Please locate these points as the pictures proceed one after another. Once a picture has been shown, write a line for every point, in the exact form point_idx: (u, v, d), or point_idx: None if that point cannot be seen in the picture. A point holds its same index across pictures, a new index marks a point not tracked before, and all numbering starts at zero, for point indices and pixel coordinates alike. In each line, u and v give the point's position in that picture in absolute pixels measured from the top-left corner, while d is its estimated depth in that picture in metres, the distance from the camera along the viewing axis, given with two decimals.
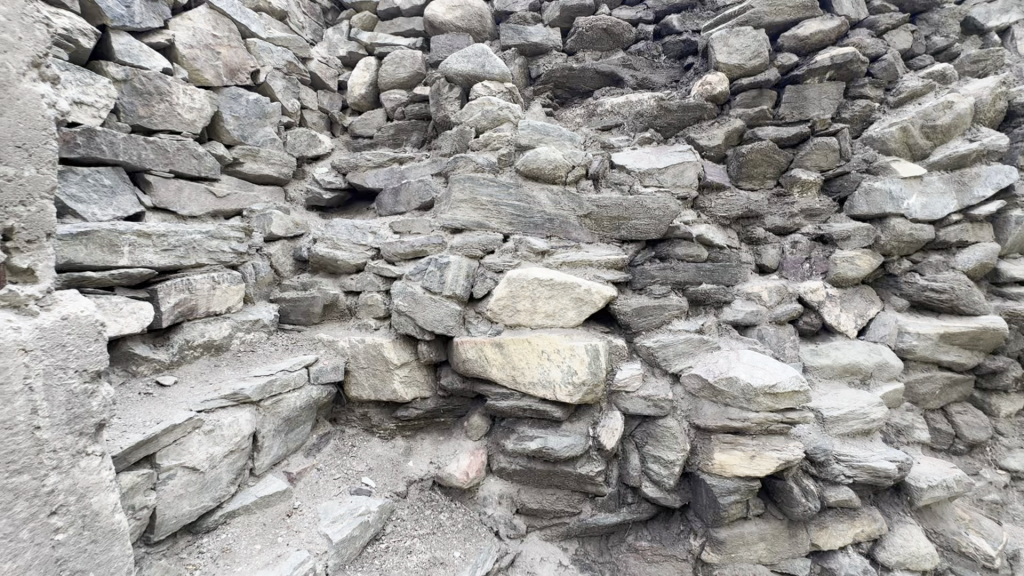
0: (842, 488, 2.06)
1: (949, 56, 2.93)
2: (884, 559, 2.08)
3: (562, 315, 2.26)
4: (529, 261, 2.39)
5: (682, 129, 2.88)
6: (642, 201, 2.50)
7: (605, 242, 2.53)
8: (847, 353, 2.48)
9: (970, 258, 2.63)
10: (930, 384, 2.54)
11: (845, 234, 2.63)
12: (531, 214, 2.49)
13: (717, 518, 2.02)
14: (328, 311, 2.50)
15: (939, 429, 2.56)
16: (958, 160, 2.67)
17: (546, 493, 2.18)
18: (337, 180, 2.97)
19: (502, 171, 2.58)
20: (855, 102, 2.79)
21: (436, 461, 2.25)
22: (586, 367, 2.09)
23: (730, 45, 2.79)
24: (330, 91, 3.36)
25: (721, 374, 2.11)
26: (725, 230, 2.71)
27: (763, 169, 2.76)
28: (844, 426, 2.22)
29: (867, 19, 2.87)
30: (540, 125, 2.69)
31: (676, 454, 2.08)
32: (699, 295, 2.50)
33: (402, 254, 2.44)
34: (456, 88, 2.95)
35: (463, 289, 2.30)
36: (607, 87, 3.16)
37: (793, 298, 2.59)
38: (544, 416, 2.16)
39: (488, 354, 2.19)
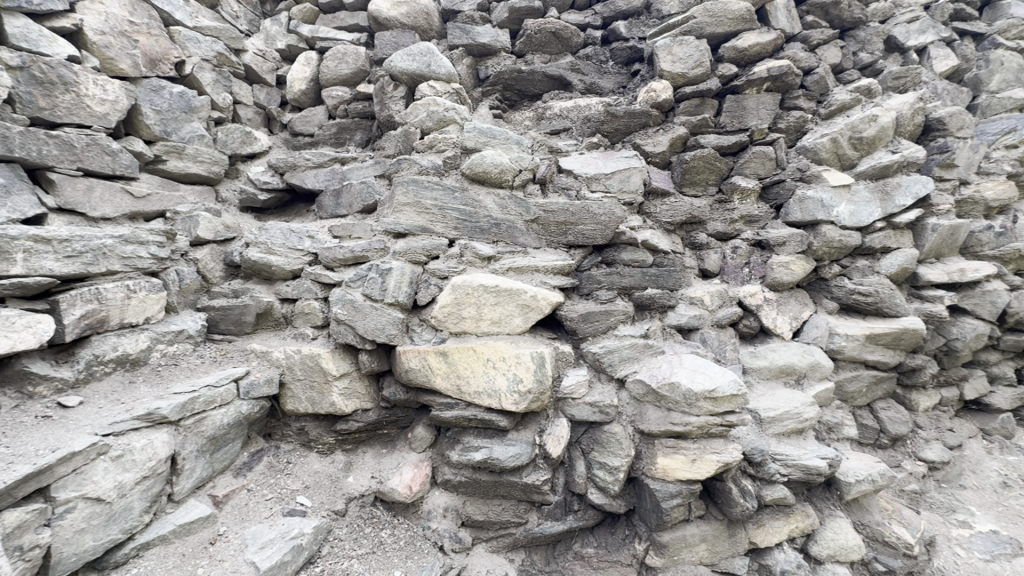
0: (777, 487, 2.13)
1: (874, 72, 3.11)
2: (815, 553, 2.17)
3: (508, 322, 2.23)
4: (474, 267, 2.34)
5: (628, 135, 2.91)
6: (588, 206, 2.49)
7: (552, 247, 2.51)
8: (782, 354, 2.58)
9: (892, 263, 2.79)
10: (858, 383, 2.68)
11: (781, 239, 2.73)
12: (476, 219, 2.43)
13: (660, 522, 2.04)
14: (261, 320, 2.36)
15: (866, 425, 2.70)
16: (881, 170, 2.83)
17: (492, 504, 2.14)
18: (274, 180, 2.81)
19: (448, 174, 2.52)
20: (789, 113, 2.91)
21: (378, 475, 2.16)
22: (532, 375, 2.07)
23: (674, 54, 2.85)
24: (267, 85, 3.18)
25: (664, 379, 2.13)
26: (669, 236, 2.76)
27: (705, 176, 2.83)
28: (779, 426, 2.30)
29: (801, 34, 2.99)
30: (487, 127, 2.61)
31: (620, 459, 2.09)
32: (643, 299, 2.53)
33: (341, 260, 2.33)
34: (401, 87, 2.86)
35: (406, 296, 2.22)
36: (555, 91, 3.16)
37: (733, 301, 2.66)
38: (490, 425, 2.12)
39: (433, 363, 2.13)
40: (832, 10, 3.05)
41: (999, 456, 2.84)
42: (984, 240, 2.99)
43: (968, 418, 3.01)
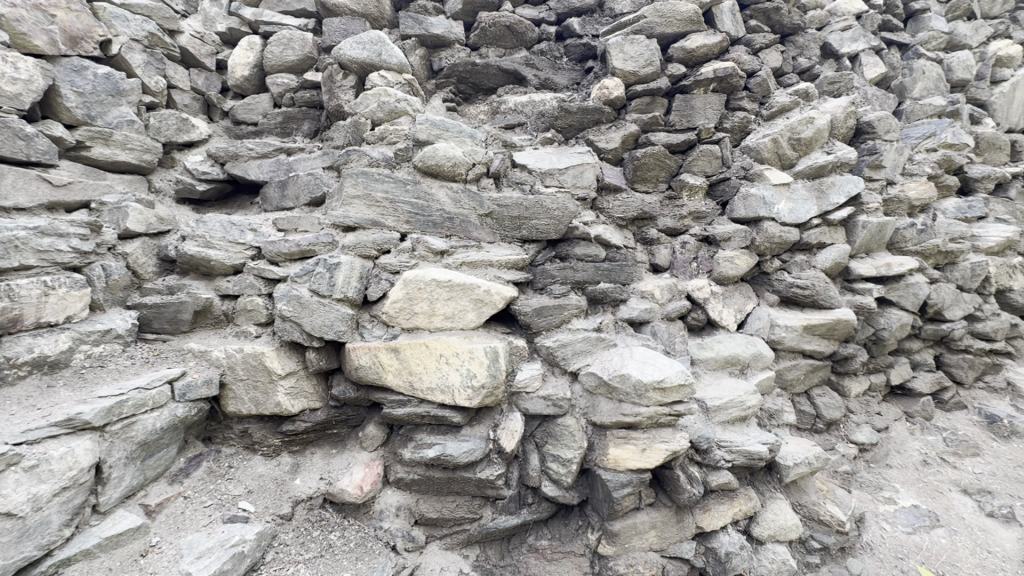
0: (722, 472, 2.22)
1: (811, 76, 3.28)
2: (757, 534, 2.28)
3: (462, 317, 2.21)
4: (427, 261, 2.30)
5: (581, 131, 2.94)
6: (542, 201, 2.50)
7: (507, 242, 2.51)
8: (727, 346, 2.68)
9: (828, 257, 2.95)
10: (796, 371, 2.83)
11: (727, 235, 2.84)
12: (429, 213, 2.39)
13: (611, 511, 2.08)
14: (200, 318, 2.23)
15: (803, 411, 2.86)
16: (817, 170, 3.00)
17: (446, 501, 2.12)
18: (213, 170, 2.66)
19: (399, 166, 2.46)
20: (734, 113, 3.02)
21: (327, 476, 2.09)
22: (485, 370, 2.06)
23: (625, 52, 2.90)
24: (206, 70, 3.01)
25: (615, 371, 2.17)
26: (622, 231, 2.81)
27: (655, 173, 2.90)
28: (724, 414, 2.39)
29: (745, 37, 3.11)
30: (439, 120, 2.56)
31: (573, 451, 2.11)
32: (597, 293, 2.57)
33: (286, 254, 2.22)
34: (350, 77, 2.77)
35: (356, 292, 2.15)
36: (510, 85, 3.16)
37: (682, 295, 2.75)
38: (443, 422, 2.09)
39: (383, 360, 2.08)
40: (773, 16, 3.18)
41: (920, 436, 3.07)
42: (908, 236, 3.21)
43: (893, 402, 3.23)
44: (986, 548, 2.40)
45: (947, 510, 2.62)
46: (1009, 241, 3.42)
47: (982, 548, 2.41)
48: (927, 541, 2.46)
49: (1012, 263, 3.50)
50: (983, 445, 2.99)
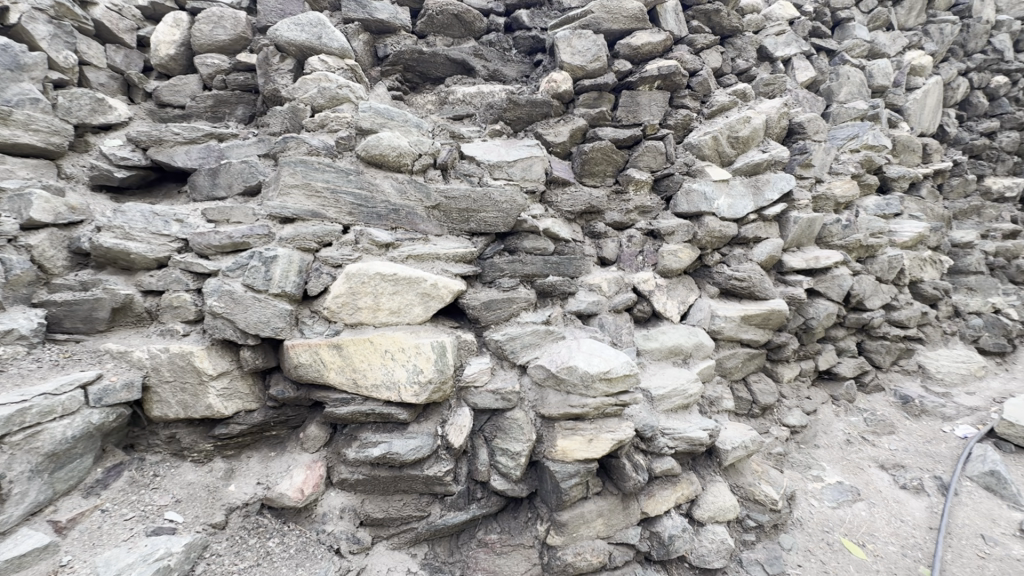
0: (665, 459, 2.30)
1: (748, 78, 3.42)
2: (698, 516, 2.37)
3: (408, 311, 2.16)
4: (370, 254, 2.22)
5: (530, 124, 2.93)
6: (490, 194, 2.47)
7: (455, 235, 2.47)
8: (671, 336, 2.77)
9: (763, 251, 3.11)
10: (735, 359, 2.97)
11: (670, 229, 2.93)
12: (373, 204, 2.31)
13: (559, 502, 2.10)
14: (119, 316, 2.06)
15: (741, 397, 3.00)
16: (753, 167, 3.15)
17: (392, 500, 2.07)
18: (135, 156, 2.45)
19: (341, 155, 2.36)
20: (677, 111, 3.11)
21: (265, 481, 1.99)
22: (432, 365, 2.02)
23: (573, 47, 2.91)
24: (125, 47, 2.77)
25: (562, 363, 2.19)
26: (570, 224, 2.84)
27: (603, 168, 2.94)
28: (668, 402, 2.47)
29: (687, 37, 3.19)
30: (383, 108, 2.49)
31: (522, 444, 2.11)
32: (545, 287, 2.58)
33: (218, 247, 2.08)
34: (288, 60, 2.62)
35: (295, 287, 2.05)
36: (458, 75, 3.11)
37: (628, 288, 2.81)
38: (388, 419, 2.04)
39: (325, 357, 1.99)
40: (714, 17, 3.28)
41: (845, 417, 3.30)
42: (834, 231, 3.43)
43: (821, 386, 3.45)
44: (900, 518, 2.61)
45: (868, 485, 2.83)
46: (921, 236, 3.73)
47: (896, 517, 2.62)
48: (849, 514, 2.65)
49: (922, 256, 3.82)
50: (898, 424, 3.25)
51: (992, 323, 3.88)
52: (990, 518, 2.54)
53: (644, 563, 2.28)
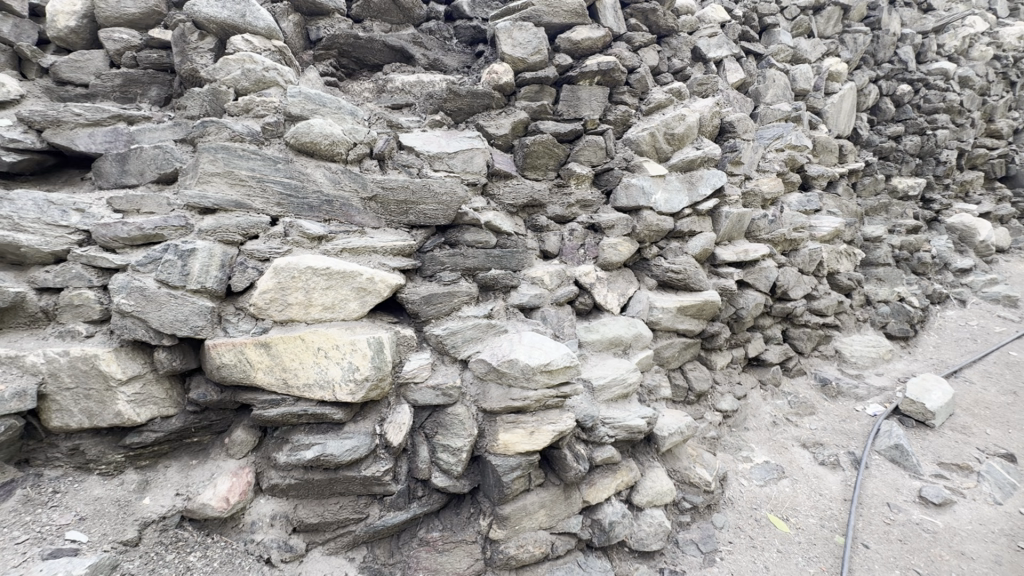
0: (606, 448, 2.36)
1: (684, 77, 3.54)
2: (638, 501, 2.45)
3: (343, 307, 2.07)
4: (301, 247, 2.11)
5: (471, 116, 2.88)
6: (429, 185, 2.42)
7: (393, 227, 2.39)
8: (611, 328, 2.83)
9: (697, 244, 3.25)
10: (672, 348, 3.08)
11: (610, 223, 2.99)
12: (304, 194, 2.19)
13: (502, 495, 2.10)
14: (8, 317, 1.83)
15: (678, 384, 3.12)
16: (688, 164, 3.27)
17: (328, 503, 1.98)
18: (26, 138, 2.18)
19: (269, 142, 2.22)
20: (617, 107, 3.17)
21: (185, 491, 1.85)
22: (369, 362, 1.95)
23: (513, 38, 2.88)
24: (14, 16, 2.47)
25: (503, 357, 2.19)
26: (512, 217, 2.83)
27: (545, 161, 2.94)
28: (608, 392, 2.53)
29: (626, 34, 3.25)
30: (314, 93, 2.36)
31: (463, 439, 2.09)
32: (487, 280, 2.56)
33: (126, 239, 1.90)
34: (208, 38, 2.42)
35: (217, 282, 1.91)
36: (397, 63, 3.01)
37: (570, 281, 2.84)
38: (323, 420, 1.95)
39: (252, 357, 1.87)
40: (651, 16, 3.36)
41: (771, 401, 3.52)
42: (762, 226, 3.64)
43: (751, 372, 3.66)
44: (819, 492, 2.82)
45: (791, 463, 3.03)
46: (837, 230, 4.04)
47: (816, 492, 2.82)
48: (775, 491, 2.83)
49: (839, 249, 4.13)
50: (817, 405, 3.51)
51: (897, 310, 4.26)
52: (894, 488, 2.81)
53: (586, 550, 2.33)
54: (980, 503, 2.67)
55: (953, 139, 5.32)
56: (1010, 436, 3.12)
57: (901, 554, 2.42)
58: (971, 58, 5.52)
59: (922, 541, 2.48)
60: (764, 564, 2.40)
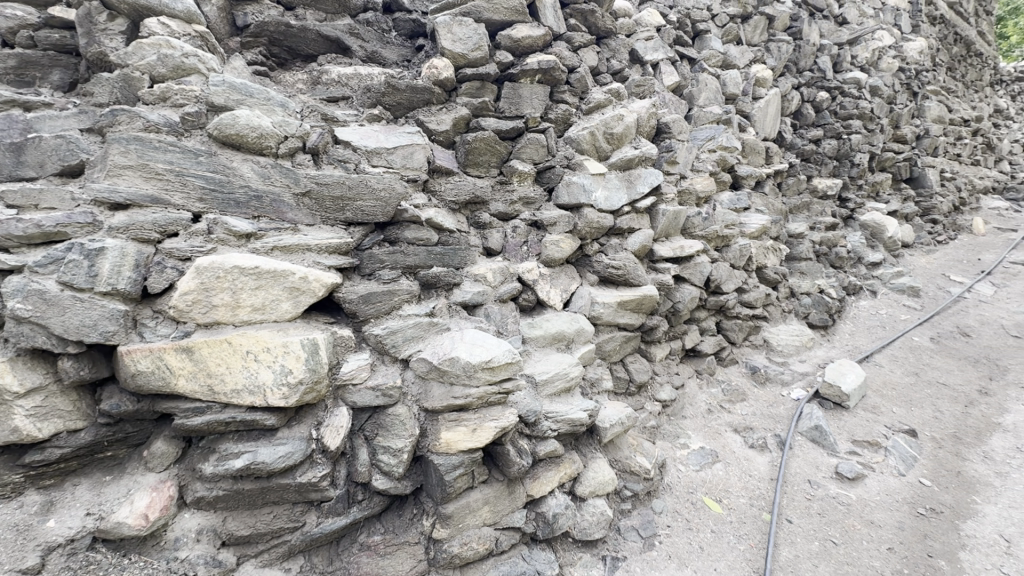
0: (548, 441, 2.41)
1: (622, 78, 3.65)
2: (580, 492, 2.51)
3: (274, 308, 1.97)
4: (228, 245, 2.00)
5: (411, 110, 2.82)
6: (367, 181, 2.35)
7: (329, 225, 2.30)
8: (554, 323, 2.88)
9: (636, 241, 3.37)
10: (613, 342, 3.18)
11: (552, 220, 3.04)
12: (230, 189, 2.08)
13: (444, 494, 2.10)
14: None
15: (619, 376, 3.22)
16: (626, 163, 3.39)
17: (260, 514, 1.90)
18: None
19: (189, 134, 2.08)
20: (557, 105, 3.22)
21: (97, 510, 1.69)
22: (303, 365, 1.88)
23: (453, 33, 2.84)
24: None
25: (444, 355, 2.18)
26: (454, 214, 2.81)
27: (487, 158, 2.94)
28: (551, 387, 2.58)
29: (566, 34, 3.30)
30: (240, 83, 2.24)
31: (404, 440, 2.07)
32: (429, 278, 2.54)
33: (22, 237, 1.70)
34: (119, 19, 2.22)
35: (130, 284, 1.78)
36: (332, 54, 2.91)
37: (513, 277, 2.86)
38: (254, 426, 1.86)
39: (171, 363, 1.75)
40: (589, 18, 3.43)
41: (707, 389, 3.70)
42: (696, 223, 3.82)
43: (688, 362, 3.83)
44: (749, 473, 3.00)
45: (724, 447, 3.20)
46: (764, 227, 4.30)
47: (746, 473, 3.00)
48: (709, 474, 2.98)
49: (766, 245, 4.40)
50: (748, 392, 3.72)
51: (818, 302, 4.60)
52: (814, 466, 3.04)
53: (530, 543, 2.37)
54: (886, 476, 2.94)
55: (866, 143, 5.78)
56: (912, 413, 3.45)
57: (820, 527, 2.63)
58: (880, 69, 6.01)
59: (838, 513, 2.70)
60: (700, 544, 2.54)
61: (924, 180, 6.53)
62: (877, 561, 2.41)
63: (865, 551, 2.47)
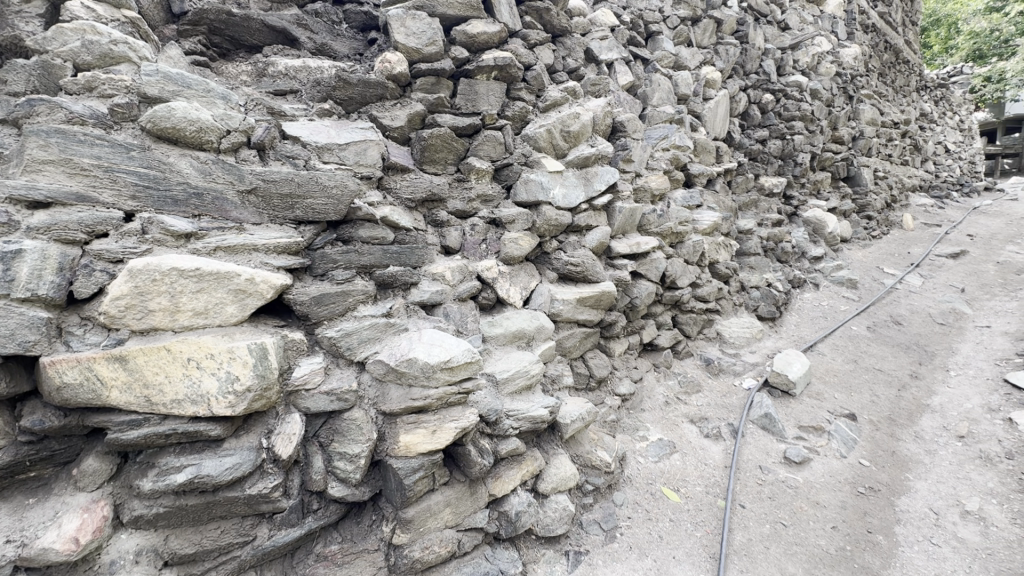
0: (509, 440, 2.41)
1: (578, 77, 3.68)
2: (543, 489, 2.53)
3: (219, 312, 1.86)
4: (165, 246, 1.88)
5: (364, 105, 2.73)
6: (318, 178, 2.26)
7: (277, 224, 2.20)
8: (514, 321, 2.88)
9: (594, 238, 3.42)
10: (573, 338, 3.21)
11: (511, 218, 3.04)
12: (167, 186, 1.94)
13: (404, 499, 2.06)
14: None
15: (580, 372, 3.25)
16: (583, 161, 3.42)
17: (206, 530, 1.79)
18: None
19: (119, 127, 1.93)
20: (514, 103, 3.21)
21: (18, 537, 1.51)
22: (250, 371, 1.79)
23: (407, 27, 2.77)
24: None
25: (402, 357, 2.14)
26: (411, 212, 2.74)
27: (443, 155, 2.89)
28: (511, 385, 2.58)
29: (521, 31, 3.29)
30: (176, 73, 2.09)
31: (361, 445, 2.02)
32: (385, 277, 2.47)
33: None
34: (36, 1, 2.04)
35: (53, 289, 1.63)
36: (279, 46, 2.78)
37: (473, 276, 2.84)
38: (197, 438, 1.75)
39: (102, 374, 1.62)
40: (545, 15, 3.44)
41: (664, 381, 3.80)
42: (651, 220, 3.91)
43: (646, 356, 3.91)
44: (704, 462, 3.11)
45: (681, 438, 3.29)
46: (715, 224, 4.46)
47: (702, 462, 3.10)
48: (668, 465, 3.06)
49: (718, 241, 4.55)
50: (702, 383, 3.85)
51: (766, 295, 4.82)
52: (765, 452, 3.17)
53: (493, 543, 2.37)
54: (830, 458, 3.10)
55: (807, 144, 6.09)
56: (852, 398, 3.67)
57: (771, 510, 2.74)
58: (819, 74, 6.35)
59: (787, 496, 2.84)
60: (659, 533, 2.60)
61: (860, 179, 6.94)
62: (823, 539, 2.55)
63: (812, 530, 2.61)
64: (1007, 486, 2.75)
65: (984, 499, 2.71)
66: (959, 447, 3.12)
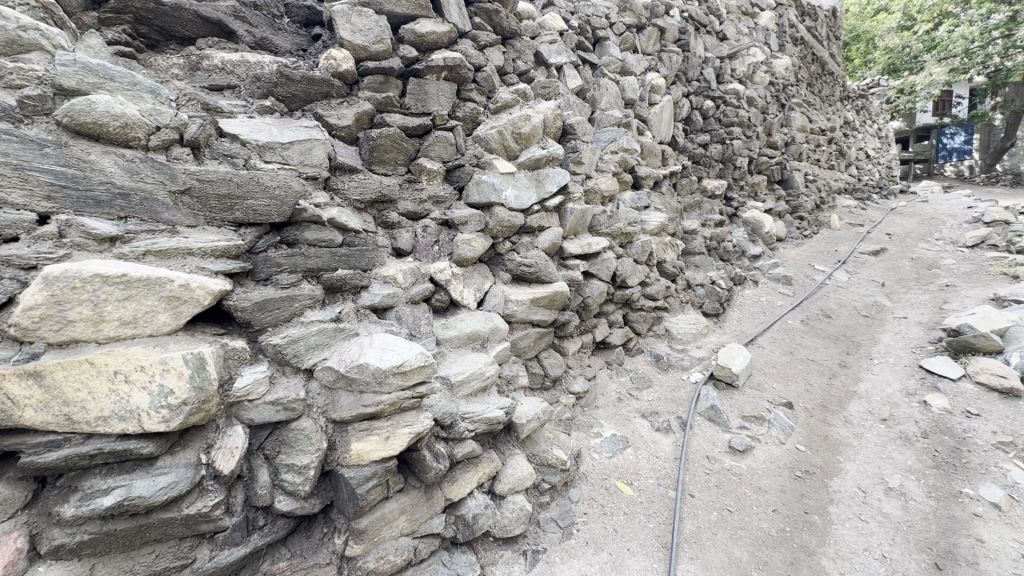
0: (465, 442, 2.41)
1: (528, 79, 3.70)
2: (500, 490, 2.53)
3: (149, 321, 1.74)
4: (87, 251, 1.73)
5: (308, 103, 2.63)
6: (259, 178, 2.15)
7: (215, 226, 2.08)
8: (468, 323, 2.86)
9: (546, 239, 3.47)
10: (527, 338, 3.23)
11: (463, 219, 3.02)
12: (87, 186, 1.79)
13: (356, 509, 2.01)
14: None
15: (535, 372, 3.28)
16: (534, 163, 3.46)
17: (139, 555, 1.66)
18: None
19: (30, 121, 1.76)
20: (465, 104, 3.19)
21: None
22: (186, 383, 1.68)
23: (353, 24, 2.70)
24: None
25: (352, 362, 2.08)
26: (361, 214, 2.67)
27: (393, 155, 2.84)
28: (466, 387, 2.57)
29: (471, 32, 3.28)
30: (96, 64, 1.94)
31: (311, 456, 1.95)
32: (334, 281, 2.40)
33: None
34: None
35: None
36: (215, 38, 2.63)
37: (425, 278, 2.80)
38: (127, 457, 1.63)
39: (12, 393, 1.46)
40: (494, 17, 3.43)
41: (616, 378, 3.89)
42: (601, 221, 4.01)
43: (599, 354, 4.00)
44: (656, 454, 3.21)
45: (634, 433, 3.38)
46: (662, 224, 4.62)
47: (654, 455, 3.21)
48: (621, 459, 3.14)
49: (665, 241, 4.72)
50: (653, 378, 3.98)
51: (710, 292, 5.05)
52: (712, 442, 3.31)
53: (450, 547, 2.35)
54: (770, 445, 3.28)
55: (745, 148, 6.43)
56: (789, 387, 3.90)
57: (717, 497, 2.87)
58: (755, 82, 6.71)
59: (732, 483, 2.98)
60: (614, 526, 2.67)
61: (792, 181, 7.40)
62: (765, 522, 2.70)
63: (755, 514, 2.75)
64: (923, 463, 3.01)
65: (905, 476, 2.95)
66: (882, 429, 3.39)
